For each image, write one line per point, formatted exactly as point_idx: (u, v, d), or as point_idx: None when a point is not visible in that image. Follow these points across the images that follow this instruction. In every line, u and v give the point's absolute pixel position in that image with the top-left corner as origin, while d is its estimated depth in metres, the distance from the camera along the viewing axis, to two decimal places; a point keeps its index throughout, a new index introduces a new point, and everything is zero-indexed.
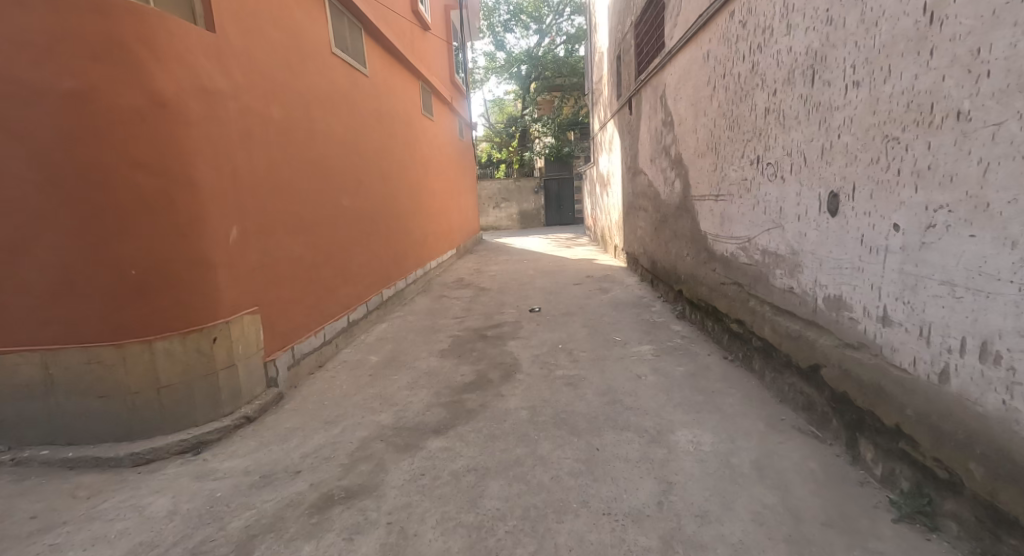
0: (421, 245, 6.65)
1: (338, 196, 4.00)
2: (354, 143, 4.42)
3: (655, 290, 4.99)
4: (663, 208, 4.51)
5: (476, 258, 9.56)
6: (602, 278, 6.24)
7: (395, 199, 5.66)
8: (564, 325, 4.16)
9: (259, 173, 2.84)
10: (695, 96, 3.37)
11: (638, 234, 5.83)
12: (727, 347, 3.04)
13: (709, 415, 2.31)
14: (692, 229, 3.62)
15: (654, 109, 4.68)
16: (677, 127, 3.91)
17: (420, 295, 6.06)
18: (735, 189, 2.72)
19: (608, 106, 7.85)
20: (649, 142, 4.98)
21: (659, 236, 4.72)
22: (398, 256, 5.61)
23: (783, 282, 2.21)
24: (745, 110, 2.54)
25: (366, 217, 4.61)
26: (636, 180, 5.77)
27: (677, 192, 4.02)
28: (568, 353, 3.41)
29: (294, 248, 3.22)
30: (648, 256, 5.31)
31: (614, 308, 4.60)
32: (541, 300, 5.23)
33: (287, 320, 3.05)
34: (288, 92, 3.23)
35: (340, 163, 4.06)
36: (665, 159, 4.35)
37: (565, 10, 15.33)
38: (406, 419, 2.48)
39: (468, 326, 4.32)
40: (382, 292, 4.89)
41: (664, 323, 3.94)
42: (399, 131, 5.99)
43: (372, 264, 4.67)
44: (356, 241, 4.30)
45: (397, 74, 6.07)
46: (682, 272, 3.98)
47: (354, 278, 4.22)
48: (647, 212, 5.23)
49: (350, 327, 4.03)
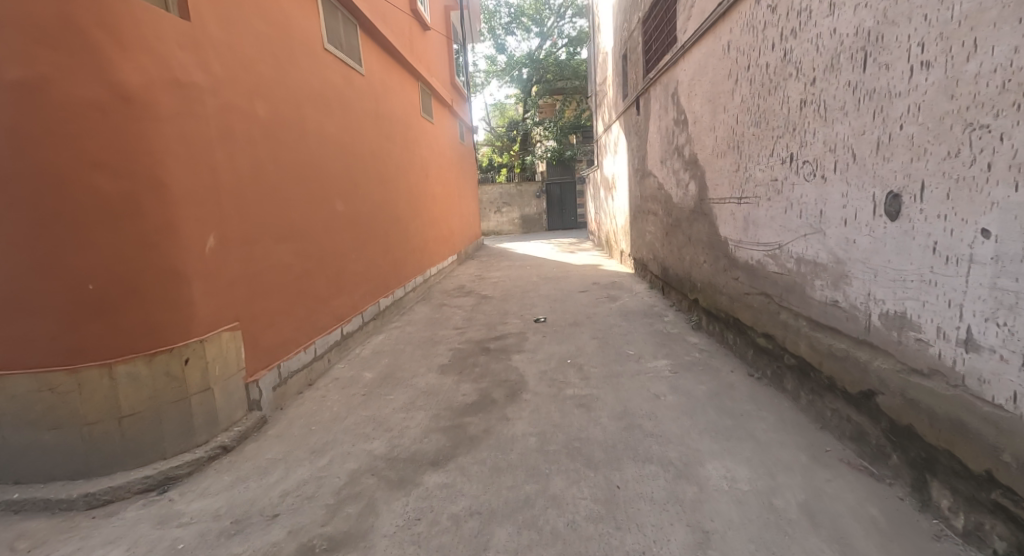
0: (420, 252, 6.42)
1: (332, 200, 3.77)
2: (349, 144, 4.20)
3: (667, 298, 4.73)
4: (675, 212, 4.26)
5: (477, 264, 9.33)
6: (609, 284, 6.00)
7: (393, 204, 5.42)
8: (571, 337, 3.91)
9: (244, 176, 2.61)
10: (714, 91, 3.13)
11: (647, 239, 5.58)
12: (753, 364, 2.78)
13: (741, 444, 2.05)
14: (711, 234, 3.37)
15: (664, 108, 4.44)
16: (691, 125, 3.66)
17: (419, 304, 5.81)
18: (764, 190, 2.48)
19: (612, 107, 7.60)
20: (659, 143, 4.73)
21: (671, 242, 4.47)
22: (396, 263, 5.36)
23: (825, 294, 1.96)
24: (776, 102, 2.30)
25: (362, 223, 4.38)
26: (645, 183, 5.53)
27: (691, 195, 3.77)
28: (577, 369, 3.16)
29: (283, 256, 2.99)
30: (658, 262, 5.05)
31: (624, 318, 4.34)
32: (546, 309, 4.98)
33: (274, 336, 2.81)
34: (276, 89, 3.00)
35: (333, 165, 3.82)
36: (678, 160, 4.10)
37: (567, 12, 15.12)
38: (401, 448, 2.23)
39: (469, 338, 4.07)
40: (379, 302, 4.66)
41: (679, 335, 3.68)
42: (397, 133, 5.76)
43: (368, 272, 4.44)
44: (350, 247, 4.05)
45: (396, 74, 5.85)
46: (698, 280, 3.73)
47: (350, 287, 3.99)
48: (657, 216, 4.98)
49: (344, 340, 3.79)
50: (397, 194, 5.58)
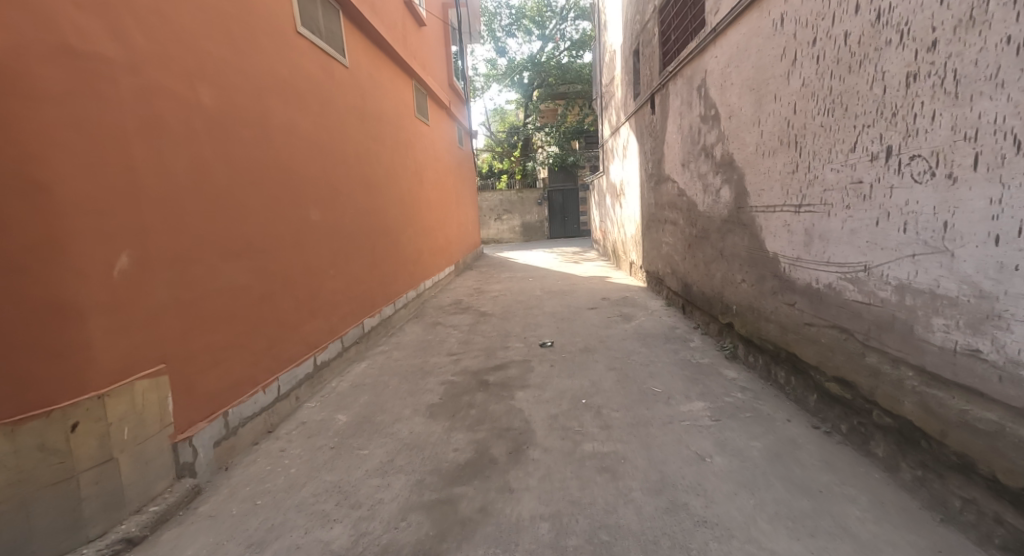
0: (413, 264, 5.89)
1: (305, 209, 3.26)
2: (328, 145, 3.68)
3: (691, 320, 4.18)
4: (702, 222, 3.72)
5: (476, 275, 8.80)
6: (621, 300, 5.48)
7: (383, 213, 4.92)
8: (584, 367, 3.37)
9: (183, 178, 2.09)
10: (760, 77, 2.60)
11: (663, 251, 5.05)
12: (818, 413, 2.23)
13: (833, 541, 1.48)
14: (753, 249, 2.82)
15: (688, 103, 3.93)
16: (726, 121, 3.13)
17: (411, 322, 5.26)
18: (841, 196, 1.94)
19: (622, 108, 7.10)
20: (681, 144, 4.21)
21: (696, 255, 3.92)
22: (385, 278, 4.83)
23: (959, 339, 1.41)
24: (861, 81, 1.77)
25: (343, 234, 3.86)
26: (661, 189, 5.01)
27: (725, 202, 3.23)
28: (595, 413, 2.60)
29: (238, 276, 2.46)
30: (679, 277, 4.51)
31: (643, 343, 3.79)
32: (552, 330, 4.44)
33: (223, 375, 2.28)
34: (231, 74, 2.49)
35: (306, 167, 3.29)
36: (706, 163, 3.57)
37: (569, 15, 14.69)
38: (369, 539, 1.67)
39: (466, 368, 3.53)
40: (362, 324, 4.12)
41: (713, 368, 3.12)
42: (388, 135, 5.25)
43: (350, 290, 3.92)
44: (326, 263, 3.51)
45: (387, 71, 5.35)
46: (733, 302, 3.20)
47: (325, 308, 3.45)
48: (677, 227, 4.45)
49: (317, 372, 3.25)
50: (387, 202, 5.07)
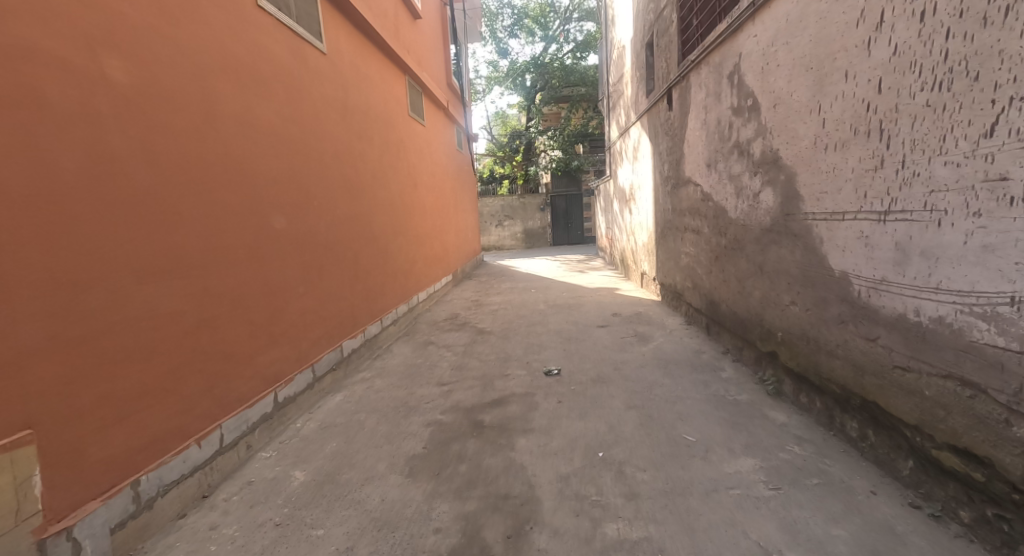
0: (405, 275, 5.39)
1: (265, 216, 2.76)
2: (297, 142, 3.19)
3: (720, 344, 3.65)
4: (734, 232, 3.21)
5: (475, 286, 8.27)
6: (633, 317, 4.98)
7: (368, 220, 4.41)
8: (598, 405, 2.84)
9: (72, 175, 1.60)
10: (822, 52, 2.08)
11: (682, 263, 4.53)
12: (916, 486, 1.68)
13: None
14: (809, 264, 2.28)
15: (716, 94, 3.42)
16: (769, 110, 2.61)
17: (400, 341, 4.75)
18: (963, 199, 1.42)
19: (633, 107, 6.61)
20: (706, 142, 3.70)
21: (726, 270, 3.40)
22: (369, 293, 4.31)
23: None
24: (1009, 36, 1.27)
25: (315, 244, 3.36)
26: (679, 194, 4.50)
27: (768, 207, 2.70)
28: (617, 475, 2.06)
29: (163, 301, 1.95)
30: (703, 294, 3.99)
31: (666, 374, 3.25)
32: (558, 353, 3.92)
33: (134, 431, 1.76)
34: (159, 48, 2.01)
35: (268, 166, 2.81)
36: (741, 163, 3.04)
37: (574, 15, 14.25)
38: None
39: (458, 403, 3.01)
40: (338, 348, 3.61)
41: (755, 408, 2.57)
42: (375, 133, 4.76)
43: (323, 309, 3.41)
44: (291, 278, 3.01)
45: (374, 63, 4.85)
46: (776, 327, 2.68)
47: (290, 333, 2.94)
48: (702, 237, 3.92)
49: (278, 412, 2.72)
50: (373, 207, 4.57)
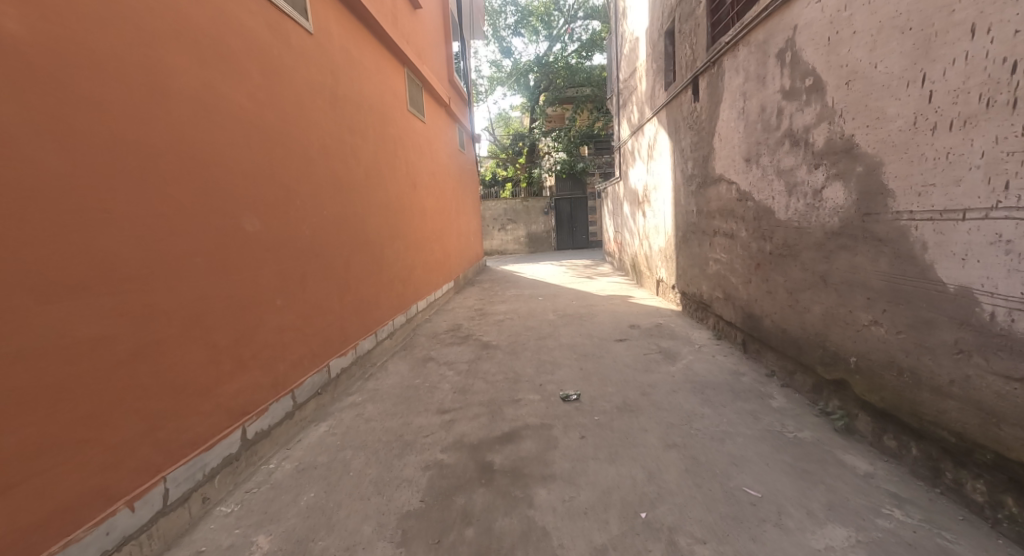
0: (403, 283, 4.96)
1: (234, 217, 2.33)
2: (276, 132, 2.76)
3: (762, 364, 3.20)
4: (784, 236, 2.77)
5: (478, 293, 7.83)
6: (654, 330, 4.54)
7: (361, 223, 3.98)
8: (630, 442, 2.39)
9: None
10: (927, 7, 1.64)
11: (711, 270, 4.10)
12: None
13: None
14: (904, 276, 1.83)
15: (760, 78, 3.00)
16: (840, 89, 2.16)
17: (397, 356, 4.31)
18: None
19: (648, 102, 6.19)
20: (745, 134, 3.27)
21: (772, 280, 2.96)
22: (360, 305, 3.86)
23: None
24: None
25: (296, 250, 2.92)
26: (708, 194, 4.06)
27: (836, 206, 2.25)
28: (668, 549, 1.61)
29: (79, 324, 1.51)
30: (739, 306, 3.55)
31: (703, 402, 2.80)
32: (575, 373, 3.48)
33: (22, 503, 1.34)
34: (81, 0, 1.59)
35: (239, 157, 2.39)
36: (796, 155, 2.60)
37: (579, 13, 13.83)
38: None
39: (464, 437, 2.57)
40: (324, 369, 3.17)
41: (825, 451, 2.10)
42: (370, 127, 4.34)
43: (305, 324, 2.97)
44: (266, 290, 2.56)
45: (369, 50, 4.42)
46: (845, 351, 2.23)
47: (264, 354, 2.50)
48: (739, 243, 3.48)
49: (246, 452, 2.26)
50: (367, 209, 4.13)
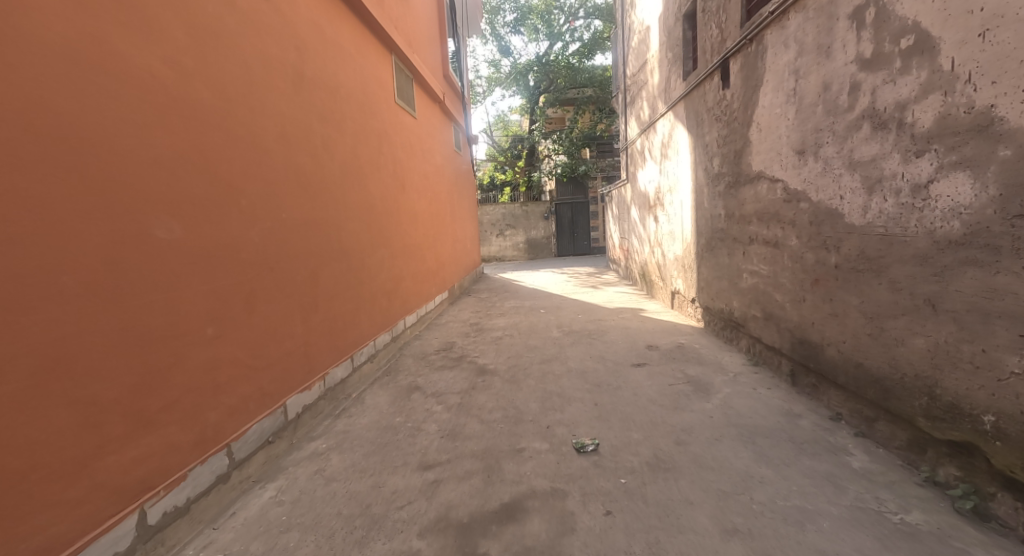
0: (388, 297, 4.35)
1: (133, 221, 1.74)
2: (210, 113, 2.17)
3: (822, 404, 2.59)
4: (862, 245, 2.17)
5: (473, 304, 7.23)
6: (676, 351, 3.95)
7: (334, 228, 3.37)
8: (673, 522, 1.78)
9: None
10: None
11: (746, 284, 3.51)
12: None
13: None
14: None
15: (822, 49, 2.41)
16: (964, 45, 1.59)
17: (377, 383, 3.69)
18: None
19: (661, 95, 5.63)
20: (796, 121, 2.69)
21: (841, 302, 2.35)
22: (333, 326, 3.25)
23: None
24: None
25: (241, 265, 2.33)
26: (742, 194, 3.47)
27: (956, 206, 1.66)
28: None
29: None
30: (786, 329, 2.95)
31: (759, 458, 2.18)
32: (589, 411, 2.87)
33: None
34: None
35: (147, 145, 1.83)
36: (881, 141, 2.01)
37: (580, 11, 13.37)
38: None
39: (449, 511, 1.95)
40: (278, 411, 2.55)
41: (958, 552, 1.48)
42: (349, 117, 3.76)
43: (252, 357, 2.36)
44: (189, 317, 1.97)
45: (347, 29, 3.84)
46: (974, 406, 1.64)
47: (184, 403, 1.91)
48: (787, 252, 2.88)
49: (143, 544, 1.67)
50: (342, 212, 3.52)
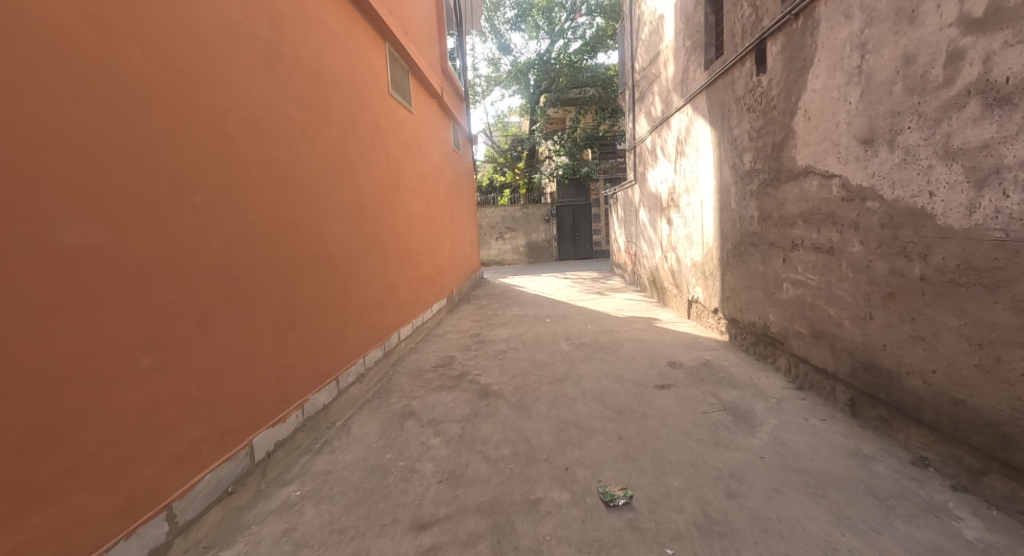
0: (379, 307, 3.89)
1: (21, 222, 1.28)
2: (149, 85, 1.72)
3: (900, 443, 2.14)
4: (968, 251, 1.74)
5: (473, 312, 6.77)
6: (704, 370, 3.50)
7: (316, 231, 2.92)
8: None
9: None
10: None
11: (787, 295, 3.07)
12: None
13: None
14: None
15: (902, 13, 1.99)
16: None
17: (366, 408, 3.23)
18: None
19: (677, 88, 5.22)
20: (861, 105, 2.26)
21: (931, 322, 1.92)
22: (314, 345, 2.80)
23: None
24: None
25: (193, 277, 1.88)
26: (783, 192, 3.04)
27: None
28: None
29: None
30: (844, 350, 2.51)
31: (839, 519, 1.74)
32: (614, 448, 2.42)
33: None
34: None
35: (53, 122, 1.38)
36: (1000, 121, 1.60)
37: (582, 9, 12.99)
38: None
39: None
40: (242, 454, 2.10)
41: None
42: (336, 105, 3.32)
43: (205, 390, 1.90)
44: (114, 347, 1.52)
45: (334, 7, 3.41)
46: None
47: (103, 462, 1.45)
48: (846, 260, 2.44)
49: None
50: (326, 212, 3.07)
